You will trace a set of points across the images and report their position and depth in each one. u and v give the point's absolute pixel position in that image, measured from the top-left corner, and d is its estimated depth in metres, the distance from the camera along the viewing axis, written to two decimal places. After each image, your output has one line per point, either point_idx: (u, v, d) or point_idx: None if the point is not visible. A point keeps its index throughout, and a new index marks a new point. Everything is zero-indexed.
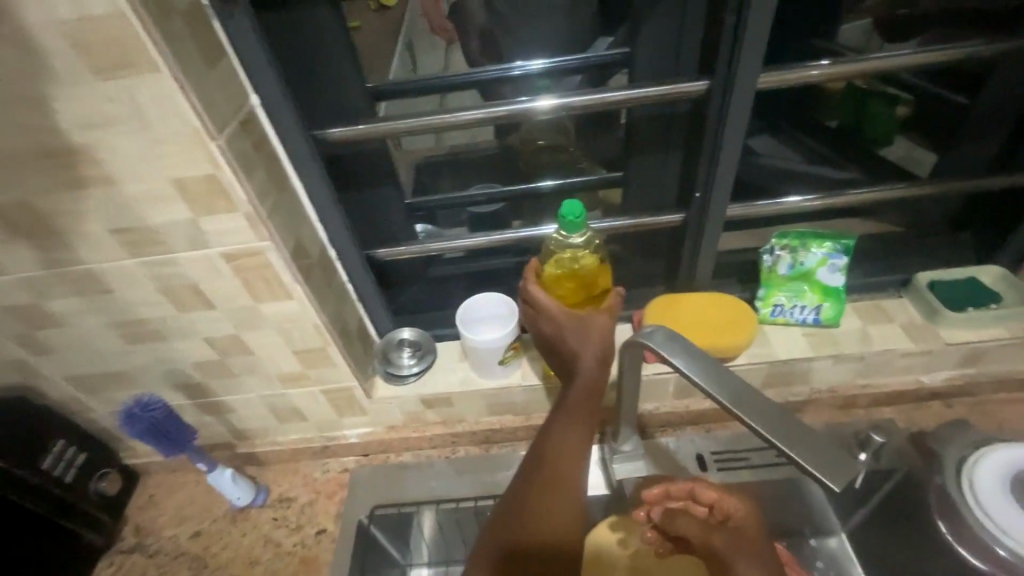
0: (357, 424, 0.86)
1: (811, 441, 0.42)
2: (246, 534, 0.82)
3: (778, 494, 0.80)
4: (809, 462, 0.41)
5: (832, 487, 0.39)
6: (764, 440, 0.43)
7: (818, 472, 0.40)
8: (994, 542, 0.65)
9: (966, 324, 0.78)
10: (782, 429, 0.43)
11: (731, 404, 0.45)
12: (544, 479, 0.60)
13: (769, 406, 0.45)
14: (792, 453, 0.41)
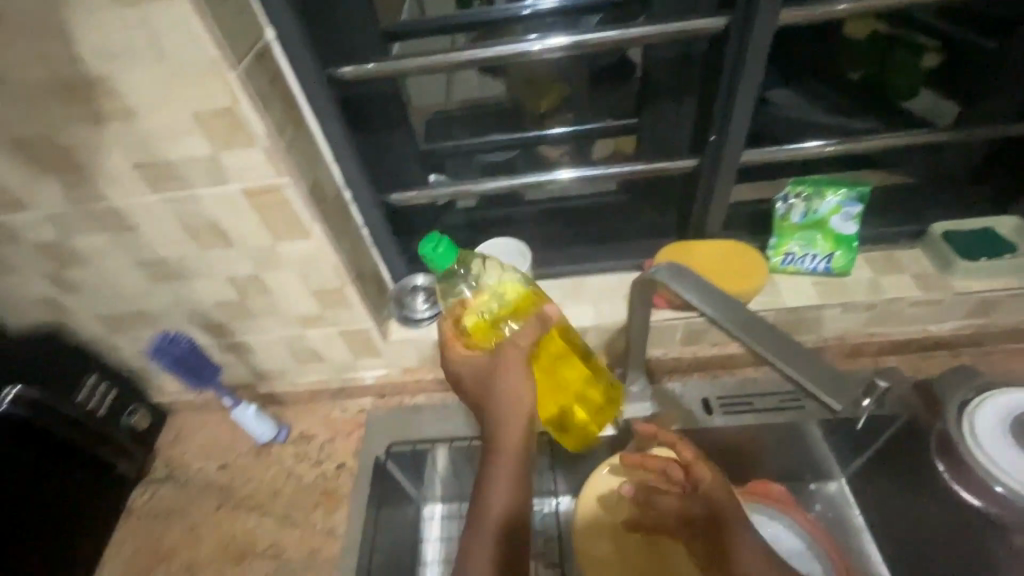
0: (372, 366, 0.89)
1: (816, 364, 0.44)
2: (270, 467, 0.86)
3: (780, 437, 0.82)
4: (814, 386, 0.43)
5: (834, 406, 0.42)
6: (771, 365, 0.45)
7: (820, 392, 0.43)
8: (991, 479, 0.65)
9: (977, 273, 0.78)
10: (793, 355, 0.45)
11: (740, 334, 0.47)
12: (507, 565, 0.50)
13: (779, 338, 0.46)
14: (798, 378, 0.43)
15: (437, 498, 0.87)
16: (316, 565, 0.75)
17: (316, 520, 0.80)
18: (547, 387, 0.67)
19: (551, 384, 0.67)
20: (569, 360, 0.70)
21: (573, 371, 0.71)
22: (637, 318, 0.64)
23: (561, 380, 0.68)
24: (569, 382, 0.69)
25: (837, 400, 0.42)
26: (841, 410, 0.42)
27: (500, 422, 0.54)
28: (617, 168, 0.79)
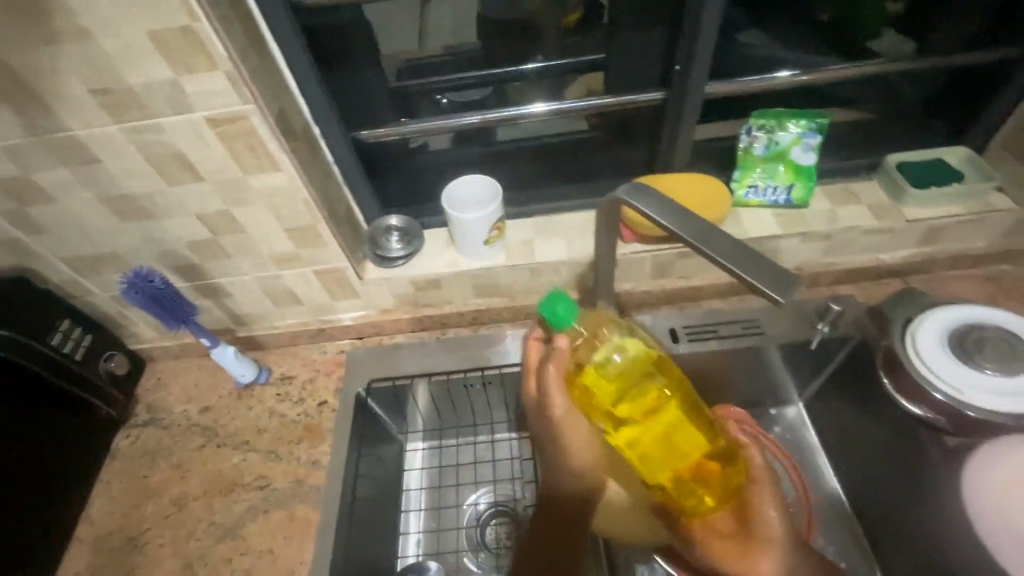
0: (350, 307, 0.90)
1: (761, 263, 0.47)
2: (253, 407, 0.88)
3: (741, 361, 0.88)
4: (760, 283, 0.46)
5: (778, 299, 0.45)
6: (722, 268, 0.49)
7: (765, 287, 0.46)
8: (932, 388, 0.70)
9: (925, 201, 0.82)
10: (742, 256, 0.48)
11: (695, 241, 0.50)
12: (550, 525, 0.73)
13: (727, 242, 0.50)
14: (746, 275, 0.47)
15: (416, 442, 0.90)
16: (302, 493, 0.78)
17: (301, 453, 0.82)
18: (645, 455, 0.65)
19: (656, 454, 0.64)
20: (676, 440, 0.65)
21: (685, 449, 0.65)
22: (603, 240, 0.67)
23: (668, 455, 0.65)
24: (685, 455, 0.65)
25: (779, 293, 0.46)
26: (785, 303, 0.45)
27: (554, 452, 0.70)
28: (595, 100, 0.81)
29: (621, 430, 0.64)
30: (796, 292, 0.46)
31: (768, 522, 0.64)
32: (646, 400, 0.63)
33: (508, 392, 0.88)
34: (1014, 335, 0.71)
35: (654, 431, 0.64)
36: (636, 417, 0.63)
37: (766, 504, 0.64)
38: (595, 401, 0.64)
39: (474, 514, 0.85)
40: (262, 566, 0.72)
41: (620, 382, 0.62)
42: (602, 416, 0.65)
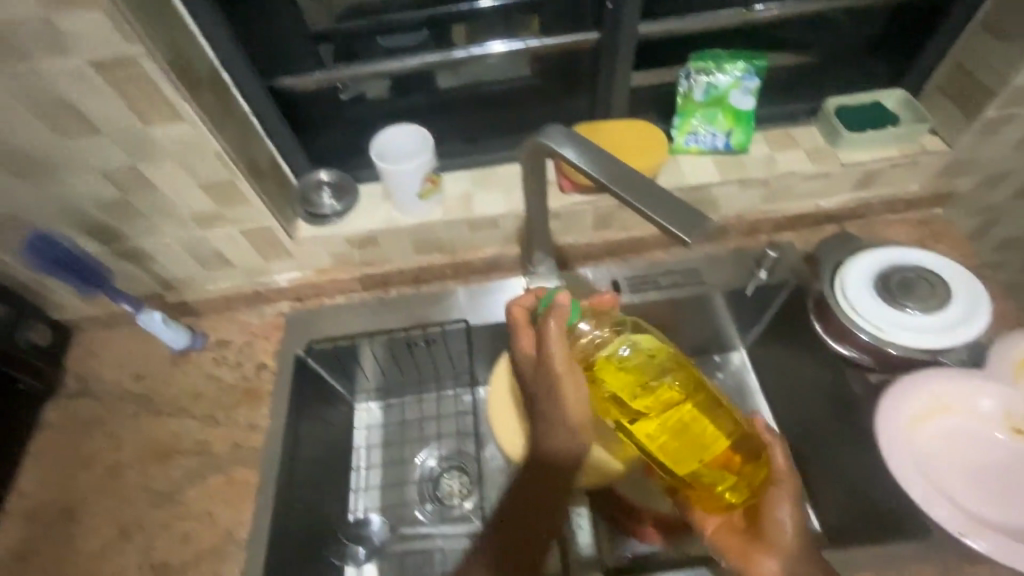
0: (285, 268, 0.88)
1: (669, 203, 0.48)
2: (189, 373, 0.86)
3: (683, 311, 0.88)
4: (667, 222, 0.47)
5: (684, 239, 0.46)
6: (633, 209, 0.49)
7: (669, 226, 0.46)
8: (858, 329, 0.71)
9: (861, 145, 0.83)
10: (652, 196, 0.49)
11: (608, 183, 0.51)
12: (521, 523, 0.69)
13: (638, 187, 0.50)
14: (653, 216, 0.47)
15: (365, 400, 0.90)
16: (241, 457, 0.77)
17: (240, 417, 0.81)
18: (665, 449, 0.61)
19: (679, 448, 0.61)
20: (699, 432, 0.61)
21: (706, 444, 0.61)
22: (532, 190, 0.66)
23: (689, 449, 0.61)
24: (708, 449, 0.61)
25: (684, 235, 0.46)
26: (690, 243, 0.46)
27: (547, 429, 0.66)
28: (533, 40, 0.78)
29: (638, 422, 0.62)
30: (700, 233, 0.46)
31: (778, 528, 0.61)
32: (663, 395, 0.62)
33: (453, 348, 0.86)
34: (934, 276, 0.72)
35: (671, 423, 0.61)
36: (655, 409, 0.62)
37: (776, 510, 0.61)
38: (610, 392, 0.63)
39: (426, 468, 0.86)
40: (200, 529, 0.72)
41: (635, 376, 0.63)
42: (620, 409, 0.63)
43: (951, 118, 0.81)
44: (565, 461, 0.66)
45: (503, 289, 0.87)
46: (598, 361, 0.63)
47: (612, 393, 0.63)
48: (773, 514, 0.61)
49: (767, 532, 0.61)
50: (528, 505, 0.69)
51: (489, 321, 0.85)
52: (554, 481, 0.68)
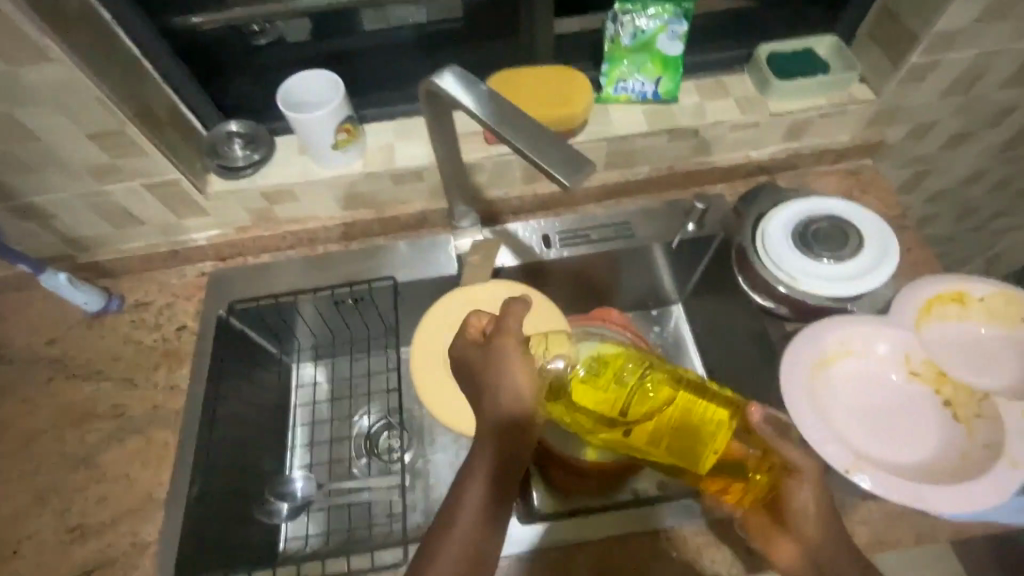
0: (202, 226, 0.84)
1: (554, 148, 0.48)
2: (105, 336, 0.83)
3: (616, 266, 0.88)
4: (548, 166, 0.47)
5: (560, 181, 0.46)
6: (519, 153, 0.49)
7: (554, 173, 0.46)
8: (777, 282, 0.72)
9: (790, 94, 0.81)
10: (538, 141, 0.49)
11: (497, 127, 0.51)
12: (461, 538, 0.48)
13: (529, 137, 0.49)
14: (533, 158, 0.47)
15: (301, 361, 0.90)
16: (161, 419, 0.76)
17: (159, 378, 0.79)
18: (674, 454, 0.58)
19: (683, 450, 0.57)
20: (698, 429, 0.57)
21: (709, 438, 0.57)
22: (436, 135, 0.64)
23: (694, 444, 0.57)
24: (707, 443, 0.57)
25: (566, 178, 0.46)
26: (572, 185, 0.45)
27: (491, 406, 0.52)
28: None
29: (637, 436, 0.58)
30: (584, 175, 0.46)
31: (800, 515, 0.54)
32: (650, 401, 0.57)
33: (382, 305, 0.85)
34: (849, 224, 0.73)
35: (669, 429, 0.57)
36: (647, 418, 0.57)
37: (794, 497, 0.54)
38: (597, 414, 0.58)
39: (361, 426, 0.86)
40: (118, 491, 0.71)
41: (615, 390, 0.58)
42: (615, 428, 0.59)
43: (879, 64, 0.80)
44: (524, 444, 0.52)
45: (437, 244, 0.85)
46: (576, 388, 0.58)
47: (599, 417, 0.59)
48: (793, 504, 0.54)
49: (795, 528, 0.54)
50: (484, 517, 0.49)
51: (416, 276, 0.83)
52: (511, 480, 0.51)
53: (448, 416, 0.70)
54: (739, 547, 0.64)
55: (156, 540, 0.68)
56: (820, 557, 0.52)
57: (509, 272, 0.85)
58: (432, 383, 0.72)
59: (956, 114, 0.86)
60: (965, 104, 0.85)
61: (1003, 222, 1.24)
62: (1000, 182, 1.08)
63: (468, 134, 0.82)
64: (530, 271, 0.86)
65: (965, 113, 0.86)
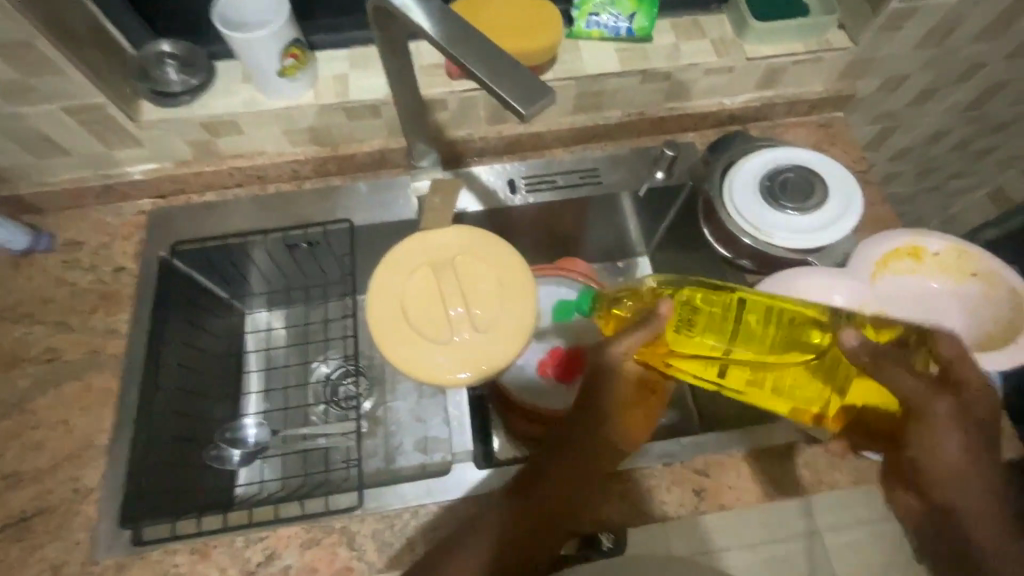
0: (138, 158, 0.78)
1: (515, 75, 0.43)
2: (34, 277, 0.76)
3: (582, 214, 0.86)
4: (507, 95, 0.42)
5: (518, 112, 0.41)
6: (476, 80, 0.45)
7: (511, 102, 0.42)
8: (740, 233, 0.71)
9: (766, 38, 0.78)
10: (498, 67, 0.44)
11: (452, 50, 0.46)
12: (527, 515, 0.56)
13: (488, 62, 0.44)
14: (491, 85, 0.43)
15: (255, 308, 0.87)
16: (99, 364, 0.72)
17: (96, 322, 0.74)
18: (777, 392, 0.57)
19: (788, 382, 0.56)
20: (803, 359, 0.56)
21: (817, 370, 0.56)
22: (391, 65, 0.59)
23: (817, 376, 0.56)
24: (836, 373, 0.56)
25: (525, 109, 0.42)
26: (528, 118, 0.41)
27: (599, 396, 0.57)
28: None
29: (733, 373, 0.56)
30: (543, 107, 0.41)
31: (932, 465, 0.49)
32: (750, 331, 0.55)
33: (338, 250, 0.81)
34: (816, 175, 0.72)
35: (772, 360, 0.55)
36: (761, 351, 0.55)
37: (925, 443, 0.49)
38: (691, 348, 0.55)
39: (319, 374, 0.85)
40: (55, 437, 0.68)
41: (712, 318, 0.54)
42: (709, 365, 0.55)
43: (858, 10, 0.77)
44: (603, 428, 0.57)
45: (394, 187, 0.81)
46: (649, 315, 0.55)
47: (702, 356, 0.55)
48: (918, 447, 0.50)
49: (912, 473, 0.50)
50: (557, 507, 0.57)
51: (374, 220, 0.79)
52: (588, 463, 0.57)
53: (404, 362, 0.67)
54: (687, 488, 0.66)
55: (97, 487, 0.65)
56: (937, 496, 0.49)
57: (473, 217, 0.82)
58: (389, 329, 0.69)
59: (929, 68, 0.85)
60: (939, 57, 0.83)
61: (961, 183, 1.26)
62: (963, 141, 1.09)
63: (431, 66, 0.77)
64: (494, 217, 0.83)
65: (938, 67, 0.85)
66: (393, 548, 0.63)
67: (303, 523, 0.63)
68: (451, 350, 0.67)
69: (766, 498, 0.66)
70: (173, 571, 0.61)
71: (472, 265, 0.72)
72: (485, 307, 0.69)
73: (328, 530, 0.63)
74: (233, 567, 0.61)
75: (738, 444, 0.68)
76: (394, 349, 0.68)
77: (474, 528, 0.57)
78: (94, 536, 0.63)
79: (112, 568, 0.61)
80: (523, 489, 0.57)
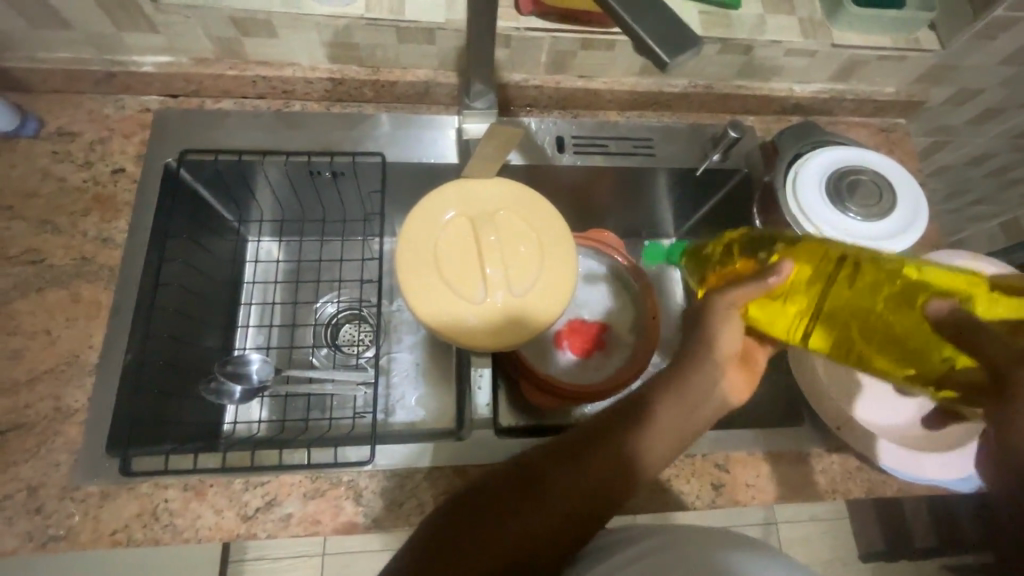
0: (152, 46, 0.69)
1: (656, 17, 0.40)
2: (18, 164, 0.68)
3: (627, 185, 0.81)
4: (647, 38, 0.40)
5: (662, 60, 0.39)
6: (606, 12, 0.41)
7: (655, 46, 0.39)
8: (797, 227, 0.68)
9: (857, 25, 0.73)
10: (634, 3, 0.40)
11: None
12: (583, 463, 0.49)
13: None
14: (630, 23, 0.40)
15: (261, 234, 0.79)
16: (89, 273, 0.65)
17: (87, 227, 0.66)
18: (874, 357, 0.56)
19: (894, 354, 0.54)
20: (920, 333, 0.51)
21: (929, 345, 0.51)
22: None
23: (907, 344, 0.52)
24: (921, 343, 0.52)
25: (667, 57, 0.39)
26: (670, 67, 0.39)
27: (691, 362, 0.52)
28: None
29: (824, 334, 0.56)
30: (687, 56, 0.39)
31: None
32: (859, 298, 0.52)
33: (365, 185, 0.74)
34: (886, 184, 0.69)
35: (873, 325, 0.53)
36: (857, 313, 0.53)
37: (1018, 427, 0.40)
38: (782, 301, 0.54)
39: (324, 314, 0.79)
40: (36, 348, 0.61)
41: (810, 276, 0.54)
42: (801, 319, 0.55)
43: (956, 11, 0.73)
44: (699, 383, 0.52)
45: (435, 124, 0.74)
46: (740, 264, 0.59)
47: (785, 317, 0.55)
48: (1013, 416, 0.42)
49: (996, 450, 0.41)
50: (599, 489, 0.49)
51: (408, 158, 0.73)
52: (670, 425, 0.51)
53: (430, 313, 0.62)
54: (705, 481, 0.65)
55: (82, 407, 0.60)
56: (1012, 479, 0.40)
57: (514, 171, 0.76)
58: (417, 276, 0.63)
59: (1004, 86, 0.82)
60: (1018, 77, 0.80)
61: (981, 211, 1.23)
62: (999, 168, 1.07)
63: None
64: (536, 175, 0.77)
65: (1013, 87, 0.82)
66: (402, 508, 0.60)
67: (310, 472, 0.60)
68: (482, 310, 0.63)
69: (780, 499, 0.65)
70: (164, 506, 0.57)
71: (514, 224, 0.66)
72: (523, 269, 0.64)
73: (334, 483, 0.60)
74: (230, 509, 0.58)
75: (761, 443, 0.67)
76: (421, 300, 0.62)
77: (532, 467, 0.50)
78: (76, 459, 0.58)
79: (95, 496, 0.57)
80: (554, 465, 0.49)
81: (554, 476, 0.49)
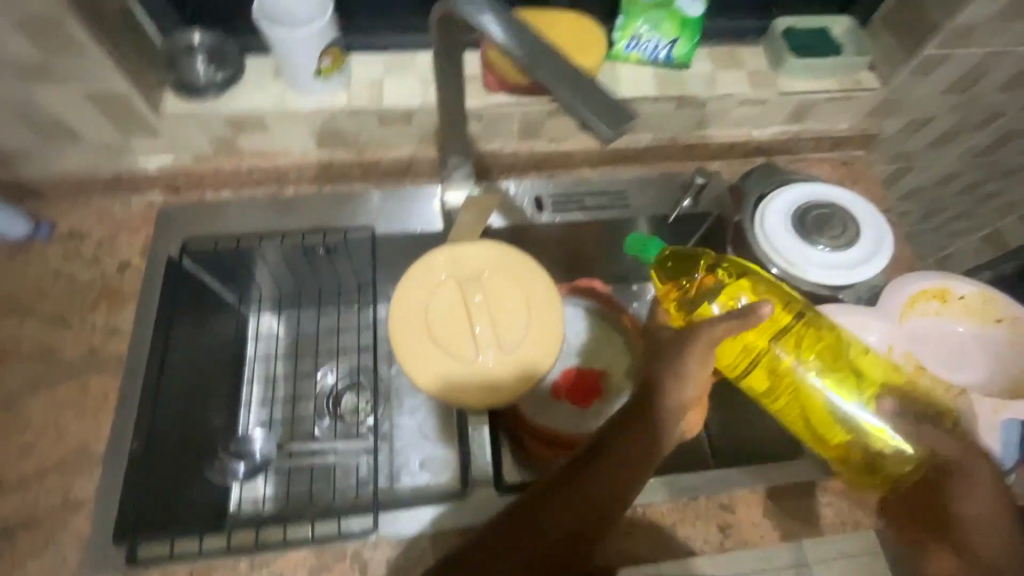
0: (156, 149, 0.75)
1: (595, 96, 0.45)
2: (32, 266, 0.72)
3: (607, 236, 0.84)
4: (590, 115, 0.44)
5: (602, 134, 0.43)
6: (551, 96, 0.46)
7: (595, 121, 0.44)
8: (770, 262, 0.71)
9: (802, 74, 0.80)
10: (577, 87, 0.45)
11: (525, 61, 0.46)
12: (565, 504, 0.51)
13: (565, 75, 0.46)
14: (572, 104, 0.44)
15: (261, 312, 0.83)
16: (97, 364, 0.67)
17: (97, 320, 0.70)
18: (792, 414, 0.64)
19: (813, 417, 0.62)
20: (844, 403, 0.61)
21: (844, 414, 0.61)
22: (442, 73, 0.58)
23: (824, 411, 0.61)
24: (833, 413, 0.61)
25: (607, 130, 0.44)
26: (611, 138, 0.43)
27: (655, 402, 0.55)
28: None
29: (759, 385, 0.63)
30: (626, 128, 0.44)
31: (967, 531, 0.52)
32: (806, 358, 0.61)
33: (358, 258, 0.78)
34: (851, 216, 0.73)
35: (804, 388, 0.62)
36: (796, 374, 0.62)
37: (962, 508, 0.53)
38: (744, 342, 0.60)
39: (325, 384, 0.80)
40: (46, 442, 0.63)
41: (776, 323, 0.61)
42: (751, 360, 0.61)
43: (891, 52, 0.79)
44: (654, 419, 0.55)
45: (420, 195, 0.79)
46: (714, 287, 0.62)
47: (746, 355, 0.61)
48: None
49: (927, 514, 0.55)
50: (579, 528, 0.51)
51: (396, 228, 0.77)
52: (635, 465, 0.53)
53: (423, 377, 0.64)
54: (712, 523, 0.64)
55: (90, 498, 0.61)
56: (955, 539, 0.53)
57: (497, 233, 0.80)
58: (408, 342, 0.66)
59: (952, 113, 0.87)
60: (962, 104, 0.85)
61: (962, 225, 1.25)
62: (968, 185, 1.10)
63: (469, 78, 0.77)
64: (519, 234, 0.81)
65: (961, 113, 0.87)
66: None
67: (314, 547, 0.60)
68: (474, 370, 0.65)
69: (791, 536, 0.64)
70: None
71: (500, 285, 0.69)
72: (510, 326, 0.67)
73: (340, 555, 0.60)
74: None
75: (764, 480, 0.66)
76: (414, 364, 0.65)
77: (517, 514, 0.51)
78: (83, 551, 0.58)
79: None
80: (546, 500, 0.51)
81: (544, 514, 0.51)
